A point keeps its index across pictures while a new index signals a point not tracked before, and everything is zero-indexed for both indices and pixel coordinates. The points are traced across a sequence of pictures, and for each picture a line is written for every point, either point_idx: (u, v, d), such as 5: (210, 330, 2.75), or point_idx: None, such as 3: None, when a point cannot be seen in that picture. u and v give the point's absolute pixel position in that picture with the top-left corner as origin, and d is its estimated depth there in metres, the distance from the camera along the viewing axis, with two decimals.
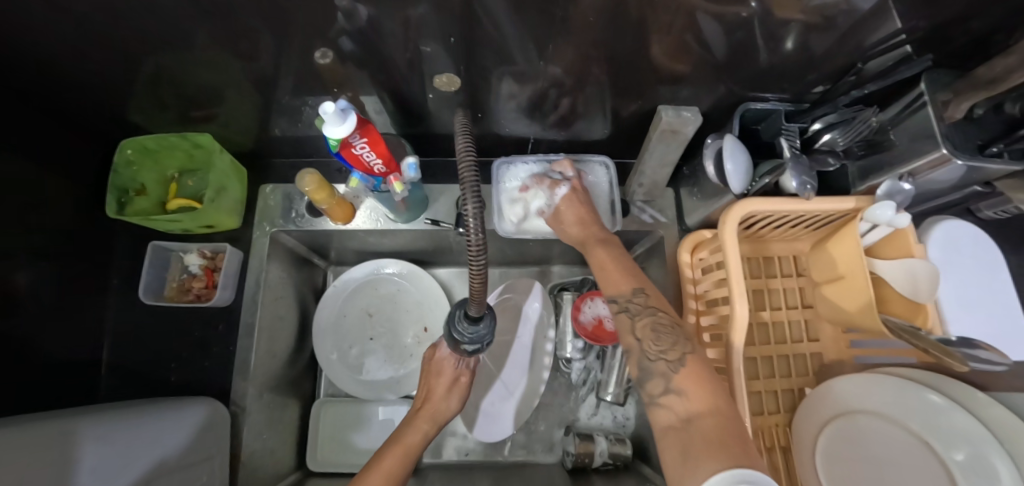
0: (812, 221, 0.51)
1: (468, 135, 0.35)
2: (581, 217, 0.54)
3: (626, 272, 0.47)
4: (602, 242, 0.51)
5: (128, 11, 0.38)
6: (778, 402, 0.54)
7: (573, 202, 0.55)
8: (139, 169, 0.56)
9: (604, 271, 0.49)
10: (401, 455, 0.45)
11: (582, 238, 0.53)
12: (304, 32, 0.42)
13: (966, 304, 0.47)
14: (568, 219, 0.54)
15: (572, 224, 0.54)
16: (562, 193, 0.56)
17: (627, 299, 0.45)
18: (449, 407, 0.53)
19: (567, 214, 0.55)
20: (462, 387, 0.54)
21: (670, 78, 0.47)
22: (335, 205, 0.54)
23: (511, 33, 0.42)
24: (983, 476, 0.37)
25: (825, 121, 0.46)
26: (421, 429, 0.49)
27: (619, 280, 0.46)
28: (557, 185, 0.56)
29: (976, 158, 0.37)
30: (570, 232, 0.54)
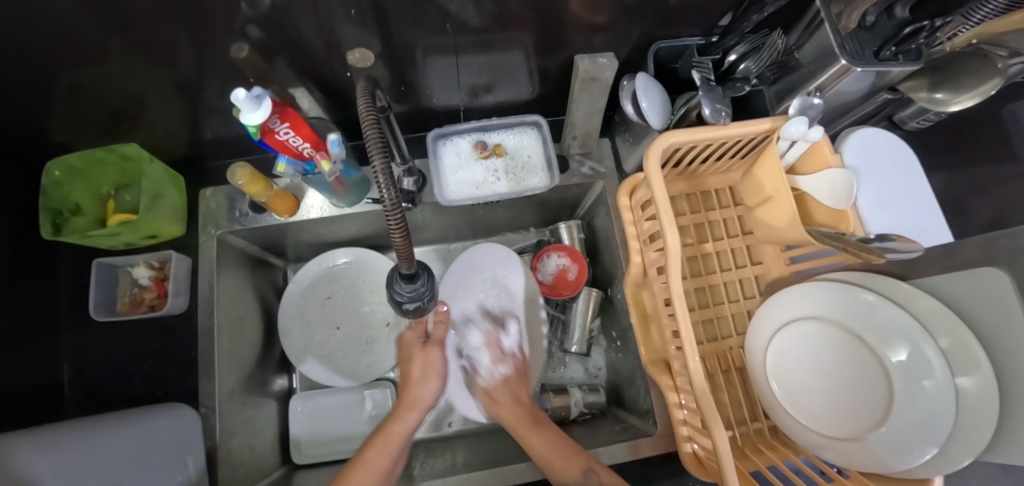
0: (735, 146, 0.54)
1: (369, 98, 0.35)
2: (515, 396, 0.60)
3: (570, 450, 0.52)
4: (533, 427, 0.55)
5: (23, 25, 0.37)
6: (729, 326, 0.58)
7: (506, 385, 0.62)
8: (71, 189, 0.56)
9: (551, 456, 0.51)
10: (382, 446, 0.50)
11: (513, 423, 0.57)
12: (210, 29, 0.42)
13: (886, 204, 0.51)
14: (502, 400, 0.60)
15: (504, 406, 0.59)
16: (501, 373, 0.63)
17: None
18: (429, 393, 0.56)
19: (499, 395, 0.61)
20: (439, 375, 0.57)
21: (589, 28, 0.49)
22: (275, 198, 0.57)
23: (424, 3, 0.41)
24: (920, 369, 0.43)
25: (738, 51, 0.52)
26: (404, 419, 0.53)
27: (564, 465, 0.50)
28: (499, 363, 0.64)
29: (871, 65, 0.44)
30: (508, 418, 0.58)
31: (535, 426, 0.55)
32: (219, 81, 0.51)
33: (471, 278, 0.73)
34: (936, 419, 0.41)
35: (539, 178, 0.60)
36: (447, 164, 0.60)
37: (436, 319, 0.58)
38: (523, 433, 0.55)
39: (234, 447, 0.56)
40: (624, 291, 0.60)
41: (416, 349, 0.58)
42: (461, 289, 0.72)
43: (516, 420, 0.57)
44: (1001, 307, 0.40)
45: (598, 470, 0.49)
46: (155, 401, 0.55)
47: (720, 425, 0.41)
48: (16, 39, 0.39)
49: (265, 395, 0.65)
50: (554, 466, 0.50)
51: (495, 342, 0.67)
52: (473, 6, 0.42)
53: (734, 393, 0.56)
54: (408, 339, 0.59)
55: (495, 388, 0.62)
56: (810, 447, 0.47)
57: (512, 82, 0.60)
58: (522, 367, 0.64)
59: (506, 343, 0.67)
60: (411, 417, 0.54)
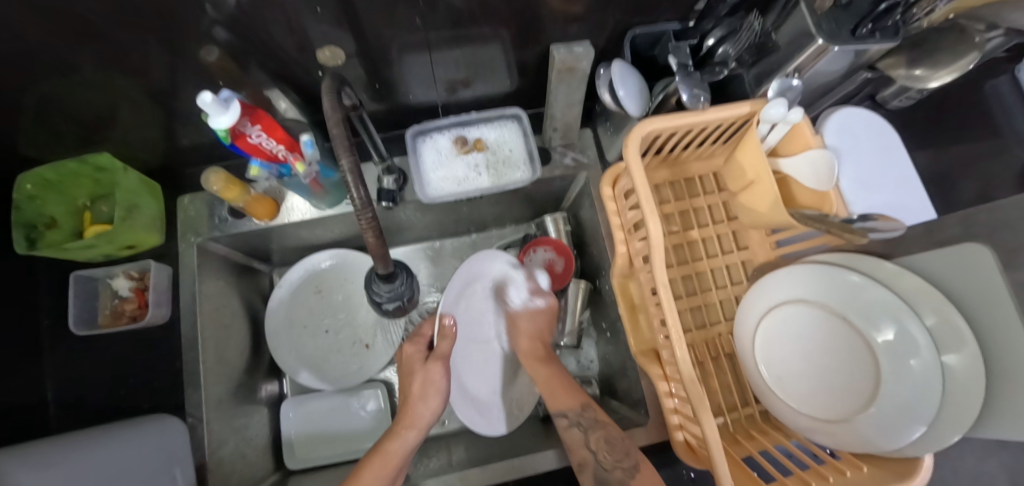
0: (716, 132, 0.53)
1: (335, 98, 0.35)
2: (539, 334, 0.63)
3: (573, 388, 0.56)
4: (543, 362, 0.60)
5: None
6: (717, 313, 0.57)
7: (530, 317, 0.63)
8: (44, 202, 0.55)
9: (555, 389, 0.56)
10: (380, 466, 0.46)
11: (525, 352, 0.62)
12: (172, 33, 0.40)
13: (867, 184, 0.51)
14: (520, 333, 0.63)
15: (523, 336, 0.63)
16: (535, 305, 0.64)
17: (576, 414, 0.52)
18: (426, 414, 0.53)
19: (523, 326, 0.63)
20: (438, 391, 0.55)
21: (565, 18, 0.48)
22: (254, 202, 0.56)
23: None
24: (907, 348, 0.43)
25: (716, 35, 0.51)
26: (404, 436, 0.50)
27: (564, 396, 0.55)
28: (537, 295, 0.64)
29: (848, 44, 0.44)
30: (521, 347, 0.63)
31: (545, 360, 0.60)
32: (189, 86, 0.50)
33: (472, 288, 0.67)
34: (923, 398, 0.41)
35: (521, 171, 0.60)
36: (428, 161, 0.60)
37: (441, 334, 0.59)
38: (532, 363, 0.60)
39: (225, 457, 0.55)
40: (611, 281, 0.60)
41: (417, 364, 0.58)
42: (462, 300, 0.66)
43: (529, 350, 0.62)
44: (985, 284, 0.39)
45: (594, 405, 0.53)
46: (142, 413, 0.55)
47: (709, 413, 0.41)
48: None
49: (255, 402, 0.64)
50: (553, 392, 0.56)
51: (534, 278, 0.65)
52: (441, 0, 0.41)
53: (724, 379, 0.56)
54: (410, 354, 0.58)
55: (523, 318, 0.64)
56: (801, 430, 0.47)
57: (490, 76, 0.59)
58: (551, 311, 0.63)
59: (535, 302, 0.64)
60: (410, 437, 0.51)
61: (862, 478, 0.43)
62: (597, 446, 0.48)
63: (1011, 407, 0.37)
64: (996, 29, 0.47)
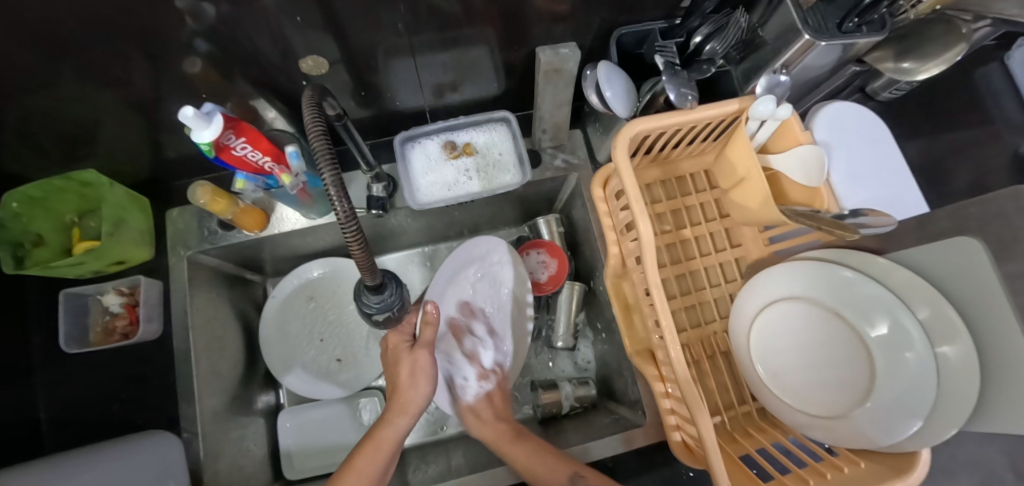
0: (706, 130, 0.53)
1: (316, 108, 0.34)
2: (497, 416, 0.60)
3: (556, 457, 0.52)
4: (516, 439, 0.55)
5: None
6: (712, 311, 0.57)
7: (485, 402, 0.62)
8: (31, 220, 0.54)
9: (537, 464, 0.51)
10: (372, 451, 0.46)
11: (493, 437, 0.57)
12: (153, 46, 0.40)
13: (858, 178, 0.51)
14: (479, 423, 0.59)
15: (483, 424, 0.59)
16: (477, 391, 0.63)
17: None
18: (419, 400, 0.51)
19: (483, 414, 0.60)
20: (426, 373, 0.51)
21: (550, 19, 0.48)
22: (242, 214, 0.56)
23: (373, 4, 0.40)
24: (901, 342, 0.43)
25: (702, 32, 0.51)
26: (398, 418, 0.49)
27: (551, 469, 0.50)
28: (484, 378, 0.64)
29: (834, 38, 0.43)
30: (486, 434, 0.57)
31: (516, 438, 0.55)
32: (173, 99, 0.49)
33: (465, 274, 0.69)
34: (918, 391, 0.41)
35: (511, 175, 0.59)
36: (417, 167, 0.59)
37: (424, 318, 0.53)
38: (505, 445, 0.55)
39: (222, 469, 0.55)
40: (605, 283, 0.59)
41: (403, 353, 0.53)
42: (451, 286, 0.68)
43: (498, 435, 0.56)
44: (975, 276, 0.40)
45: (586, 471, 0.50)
46: (138, 428, 0.54)
47: (705, 412, 0.41)
48: None
49: (252, 413, 0.64)
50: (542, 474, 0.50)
51: (477, 360, 0.65)
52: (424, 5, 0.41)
53: (721, 378, 0.56)
54: (393, 342, 0.53)
55: (480, 408, 0.62)
56: (798, 427, 0.47)
57: (477, 79, 0.59)
58: (505, 385, 0.65)
59: (482, 388, 0.64)
60: (403, 422, 0.49)
61: (861, 473, 0.43)
62: None
63: (1005, 398, 0.37)
64: (983, 20, 0.46)
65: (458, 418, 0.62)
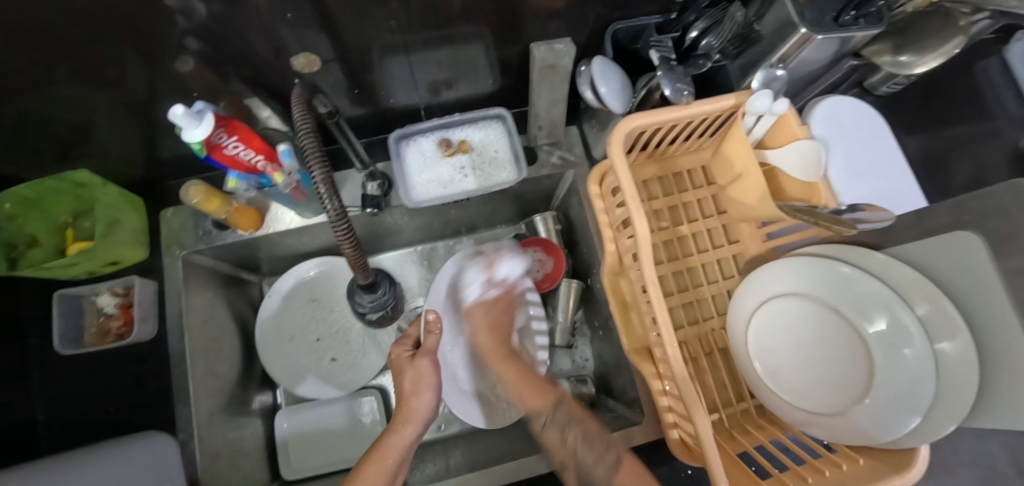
0: (704, 125, 0.53)
1: (306, 107, 0.33)
2: (495, 324, 0.66)
3: (539, 384, 0.59)
4: (508, 358, 0.64)
5: None
6: (710, 308, 0.57)
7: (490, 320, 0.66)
8: (24, 221, 0.54)
9: (520, 386, 0.60)
10: (378, 464, 0.45)
11: (490, 347, 0.65)
12: (142, 44, 0.40)
13: (856, 173, 0.50)
14: (480, 326, 0.66)
15: (481, 330, 0.66)
16: (488, 297, 0.68)
17: (550, 416, 0.52)
18: (424, 412, 0.51)
19: (478, 316, 0.67)
20: (433, 387, 0.51)
21: (544, 14, 0.47)
22: (235, 213, 0.55)
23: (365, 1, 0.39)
24: (899, 338, 0.43)
25: (698, 27, 0.50)
26: (411, 428, 0.49)
27: (534, 394, 0.57)
28: (491, 286, 0.68)
29: (831, 31, 0.43)
30: (484, 343, 0.66)
31: (508, 356, 0.64)
32: (165, 98, 0.49)
33: (462, 281, 0.69)
34: (918, 389, 0.41)
35: (507, 172, 0.59)
36: (412, 165, 0.59)
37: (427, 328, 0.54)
38: (499, 359, 0.64)
39: (219, 470, 0.55)
40: (602, 281, 0.59)
41: (405, 364, 0.53)
42: (450, 296, 0.69)
43: (491, 345, 0.65)
44: (974, 272, 0.39)
45: (567, 402, 0.52)
46: (134, 430, 0.54)
47: (702, 410, 0.41)
48: None
49: (249, 414, 0.63)
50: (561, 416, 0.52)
51: (490, 270, 0.68)
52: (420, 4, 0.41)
53: (719, 375, 0.55)
54: (397, 353, 0.53)
55: (477, 311, 0.67)
56: (796, 424, 0.46)
57: (472, 76, 0.59)
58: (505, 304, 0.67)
59: (489, 295, 0.68)
60: (410, 432, 0.49)
61: (859, 471, 0.43)
62: (577, 444, 0.47)
63: (1007, 395, 0.37)
64: (983, 13, 0.44)
65: (459, 322, 0.68)
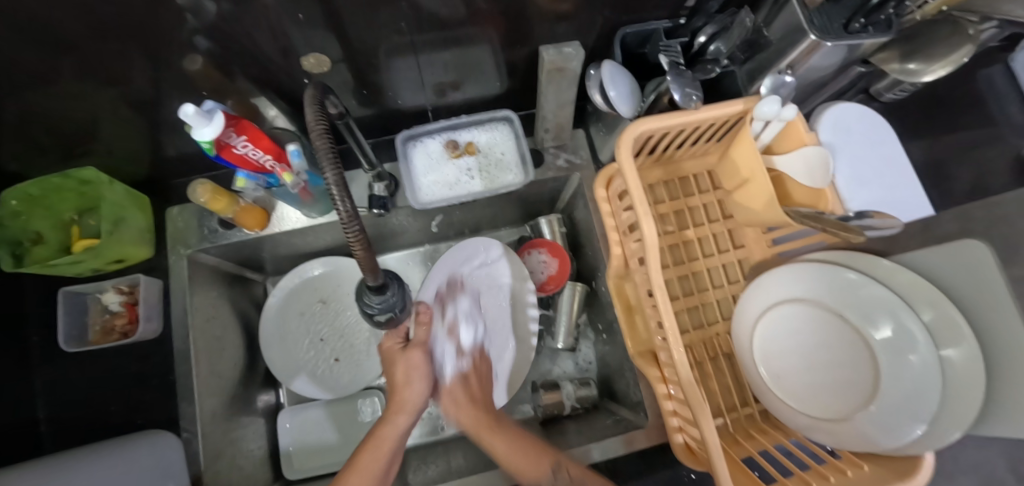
0: (711, 130, 0.53)
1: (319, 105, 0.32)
2: (472, 397, 0.57)
3: (537, 446, 0.48)
4: (494, 429, 0.52)
5: None
6: (715, 312, 0.57)
7: (473, 358, 0.61)
8: (29, 218, 0.54)
9: (516, 458, 0.47)
10: (374, 449, 0.47)
11: (474, 426, 0.54)
12: (150, 43, 0.39)
13: (862, 179, 0.50)
14: (458, 402, 0.56)
15: (462, 407, 0.56)
16: (461, 368, 0.59)
17: (549, 484, 0.45)
18: (416, 398, 0.53)
19: (456, 393, 0.57)
20: (425, 380, 0.54)
21: (551, 18, 0.47)
22: (242, 212, 0.55)
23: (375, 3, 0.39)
24: (904, 344, 0.43)
25: (707, 32, 0.50)
26: (403, 419, 0.51)
27: (527, 463, 0.46)
28: (463, 353, 0.61)
29: (841, 39, 0.43)
30: (467, 421, 0.55)
31: (493, 430, 0.52)
32: (171, 96, 0.49)
33: (459, 274, 0.68)
34: (921, 394, 0.41)
35: (514, 174, 0.59)
36: (419, 166, 0.59)
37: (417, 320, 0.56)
38: (483, 431, 0.52)
39: (221, 469, 0.55)
40: (607, 284, 0.59)
41: (396, 355, 0.54)
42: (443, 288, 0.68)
43: (475, 421, 0.54)
44: (980, 280, 0.39)
45: (565, 462, 0.46)
46: (137, 429, 0.54)
47: (708, 414, 0.41)
48: None
49: (252, 413, 0.63)
50: (505, 447, 0.49)
51: (455, 337, 0.62)
52: (428, 6, 0.41)
53: (724, 380, 0.55)
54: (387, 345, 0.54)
55: (454, 388, 0.58)
56: (800, 429, 0.46)
57: (479, 78, 0.59)
58: (480, 356, 0.62)
59: (460, 365, 0.60)
60: (403, 422, 0.51)
61: (864, 476, 0.43)
62: None
63: (1012, 404, 0.37)
64: (990, 22, 0.46)
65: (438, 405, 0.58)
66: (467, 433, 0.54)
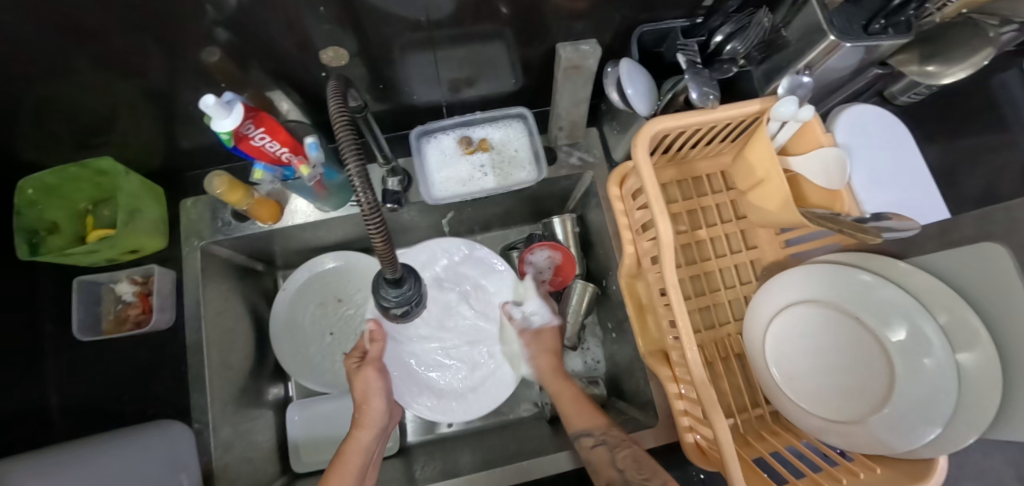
0: (727, 130, 0.53)
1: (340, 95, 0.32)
2: (552, 349, 0.63)
3: (590, 406, 0.54)
4: (563, 378, 0.59)
5: None
6: (727, 313, 0.57)
7: (532, 340, 0.64)
8: (46, 207, 0.54)
9: (569, 404, 0.55)
10: (341, 469, 0.46)
11: (548, 370, 0.60)
12: (171, 35, 0.40)
13: (879, 181, 0.50)
14: (544, 346, 0.63)
15: (541, 353, 0.62)
16: (540, 324, 0.65)
17: (602, 433, 0.50)
18: (380, 413, 0.52)
19: (547, 341, 0.63)
20: (385, 402, 0.53)
21: (568, 15, 0.47)
22: (257, 205, 0.56)
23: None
24: (919, 347, 0.43)
25: (724, 31, 0.51)
26: (368, 434, 0.50)
27: (583, 416, 0.53)
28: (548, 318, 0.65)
29: (859, 40, 0.43)
30: (542, 365, 0.61)
31: (566, 378, 0.59)
32: (189, 88, 0.49)
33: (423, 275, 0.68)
34: (937, 398, 0.41)
35: (527, 171, 0.59)
36: (432, 162, 0.59)
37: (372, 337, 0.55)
38: (557, 379, 0.59)
39: (231, 460, 0.55)
40: (618, 282, 0.59)
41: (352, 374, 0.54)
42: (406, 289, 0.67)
43: (549, 365, 0.61)
44: (999, 283, 0.39)
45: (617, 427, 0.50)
46: (149, 419, 0.54)
47: (721, 414, 0.41)
48: None
49: (261, 406, 0.64)
50: (571, 414, 0.54)
51: (546, 299, 0.67)
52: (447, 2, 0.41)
53: (735, 381, 0.55)
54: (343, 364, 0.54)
55: (547, 336, 0.64)
56: (813, 431, 0.46)
57: (494, 74, 0.59)
58: (546, 334, 0.64)
59: (548, 319, 0.65)
60: (369, 439, 0.50)
61: (877, 479, 0.42)
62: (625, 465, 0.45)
63: None
64: (1012, 25, 0.45)
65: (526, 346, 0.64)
66: (541, 375, 0.61)
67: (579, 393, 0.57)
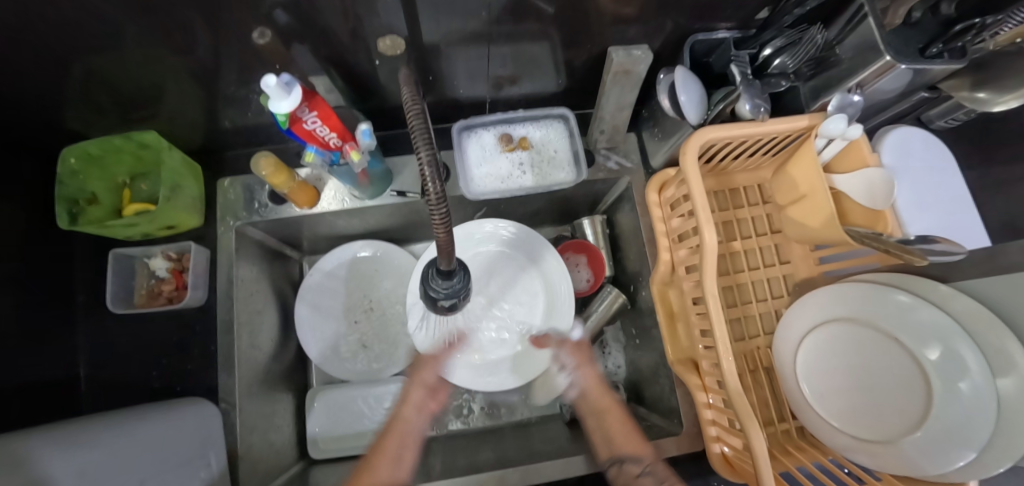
0: (771, 145, 0.53)
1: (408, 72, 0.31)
2: (591, 363, 0.58)
3: (636, 429, 0.49)
4: (619, 405, 0.52)
5: (47, 19, 0.36)
6: (757, 326, 0.57)
7: (574, 349, 0.61)
8: (86, 177, 0.54)
9: (614, 429, 0.50)
10: (392, 444, 0.46)
11: (597, 408, 0.53)
12: (236, 19, 0.40)
13: (921, 205, 0.51)
14: (592, 377, 0.56)
15: (590, 374, 0.56)
16: (576, 336, 0.64)
17: (645, 465, 0.45)
18: (420, 393, 0.51)
19: (583, 352, 0.60)
20: (426, 387, 0.52)
21: (622, 19, 0.47)
22: (296, 189, 0.56)
23: None
24: (954, 370, 0.42)
25: (774, 45, 0.51)
26: (413, 411, 0.50)
27: (630, 439, 0.48)
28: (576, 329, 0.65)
29: (917, 62, 0.42)
30: (603, 401, 0.53)
31: (616, 404, 0.52)
32: (238, 69, 0.48)
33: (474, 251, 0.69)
34: (973, 423, 0.40)
35: (566, 172, 0.59)
36: (472, 157, 0.59)
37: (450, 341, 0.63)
38: (593, 413, 0.53)
39: (255, 443, 0.55)
40: (650, 289, 0.59)
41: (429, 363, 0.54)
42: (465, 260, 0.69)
43: (614, 408, 0.52)
44: None
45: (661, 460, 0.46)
46: (175, 396, 0.55)
47: (756, 426, 0.40)
48: (43, 34, 0.37)
49: (283, 390, 0.64)
50: (618, 435, 0.49)
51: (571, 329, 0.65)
52: None
53: (762, 394, 0.55)
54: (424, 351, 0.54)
55: (574, 347, 0.61)
56: (840, 449, 0.46)
57: (538, 73, 0.59)
58: (584, 347, 0.61)
59: (575, 335, 0.64)
60: (412, 415, 0.50)
61: None
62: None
63: None
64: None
65: (580, 377, 0.57)
66: (585, 408, 0.54)
67: (626, 411, 0.52)
